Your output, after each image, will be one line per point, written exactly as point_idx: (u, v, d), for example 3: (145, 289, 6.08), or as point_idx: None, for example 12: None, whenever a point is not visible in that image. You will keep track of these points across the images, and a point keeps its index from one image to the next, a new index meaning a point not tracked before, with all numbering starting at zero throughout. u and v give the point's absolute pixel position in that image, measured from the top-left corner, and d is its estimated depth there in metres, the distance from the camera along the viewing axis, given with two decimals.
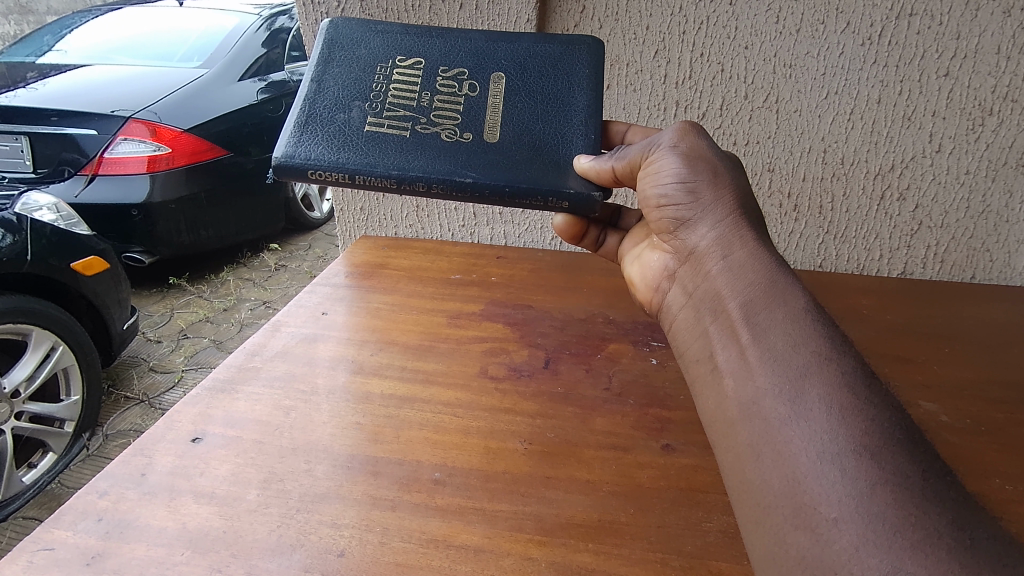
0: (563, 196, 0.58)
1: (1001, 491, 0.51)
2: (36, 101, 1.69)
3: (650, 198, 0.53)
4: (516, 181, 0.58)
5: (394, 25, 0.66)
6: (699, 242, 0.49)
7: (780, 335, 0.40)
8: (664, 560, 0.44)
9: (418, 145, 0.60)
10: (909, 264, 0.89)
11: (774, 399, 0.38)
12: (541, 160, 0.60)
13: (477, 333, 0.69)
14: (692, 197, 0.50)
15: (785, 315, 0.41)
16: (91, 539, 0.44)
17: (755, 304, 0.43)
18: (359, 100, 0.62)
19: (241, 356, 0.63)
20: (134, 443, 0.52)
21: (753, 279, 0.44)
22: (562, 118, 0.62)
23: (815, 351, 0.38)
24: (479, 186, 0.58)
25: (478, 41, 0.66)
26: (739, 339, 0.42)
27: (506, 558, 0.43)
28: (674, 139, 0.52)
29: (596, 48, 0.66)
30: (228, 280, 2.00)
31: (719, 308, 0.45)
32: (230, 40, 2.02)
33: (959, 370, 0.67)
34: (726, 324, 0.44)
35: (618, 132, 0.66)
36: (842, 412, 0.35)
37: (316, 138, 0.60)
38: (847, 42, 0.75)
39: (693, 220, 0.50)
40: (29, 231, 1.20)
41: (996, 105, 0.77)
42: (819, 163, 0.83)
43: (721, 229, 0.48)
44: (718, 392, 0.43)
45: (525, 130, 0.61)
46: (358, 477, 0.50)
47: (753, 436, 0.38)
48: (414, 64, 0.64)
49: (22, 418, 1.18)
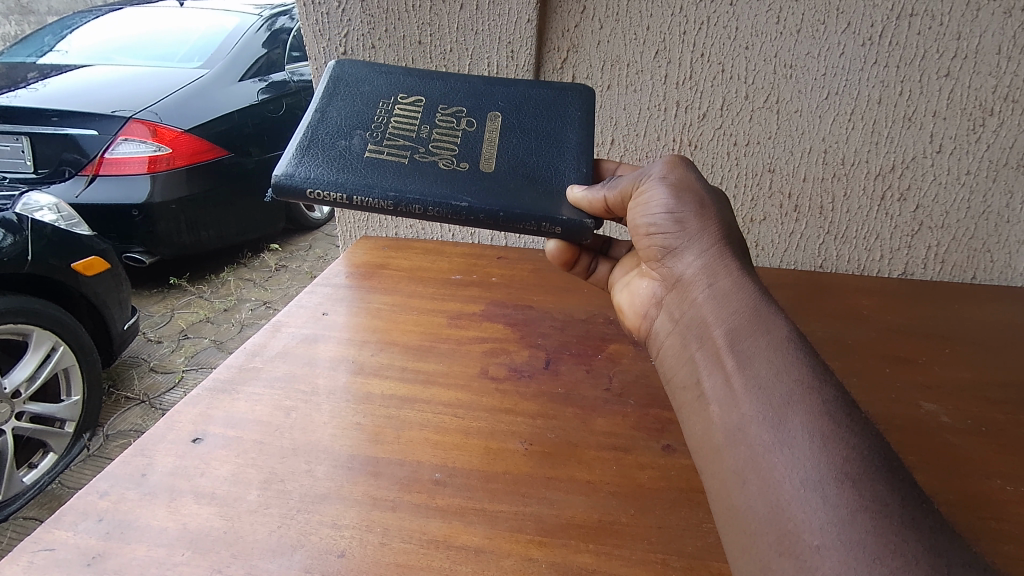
0: (556, 222, 0.57)
1: (1002, 492, 0.51)
2: (37, 102, 1.69)
3: (639, 226, 0.53)
4: (511, 206, 0.57)
5: (397, 67, 0.68)
6: (686, 271, 0.49)
7: (764, 361, 0.40)
8: (664, 561, 0.44)
9: (416, 171, 0.59)
10: (909, 265, 0.89)
11: (759, 426, 0.37)
12: (534, 189, 0.59)
13: (478, 334, 0.69)
14: (678, 226, 0.50)
15: (768, 342, 0.41)
16: (91, 539, 0.44)
17: (740, 331, 0.42)
18: (360, 129, 0.62)
19: (241, 356, 0.63)
20: (134, 443, 0.52)
21: (738, 307, 0.44)
22: (555, 154, 0.63)
23: (798, 379, 0.38)
24: (475, 210, 0.57)
25: (477, 84, 0.68)
26: (723, 366, 0.42)
27: (506, 559, 0.43)
28: (663, 171, 0.53)
29: (587, 94, 0.68)
30: (229, 281, 2.00)
31: (705, 334, 0.45)
32: (230, 41, 2.02)
33: (959, 371, 0.67)
34: (711, 351, 0.44)
35: (608, 171, 0.65)
36: (824, 439, 0.35)
37: (317, 161, 0.59)
38: (847, 43, 0.75)
39: (680, 248, 0.50)
40: (29, 232, 1.20)
41: (996, 106, 0.77)
42: (819, 163, 0.83)
43: (706, 257, 0.48)
44: (704, 418, 0.42)
45: (520, 162, 0.62)
46: (358, 477, 0.50)
47: (739, 463, 0.38)
48: (415, 101, 0.65)
49: (23, 418, 1.18)
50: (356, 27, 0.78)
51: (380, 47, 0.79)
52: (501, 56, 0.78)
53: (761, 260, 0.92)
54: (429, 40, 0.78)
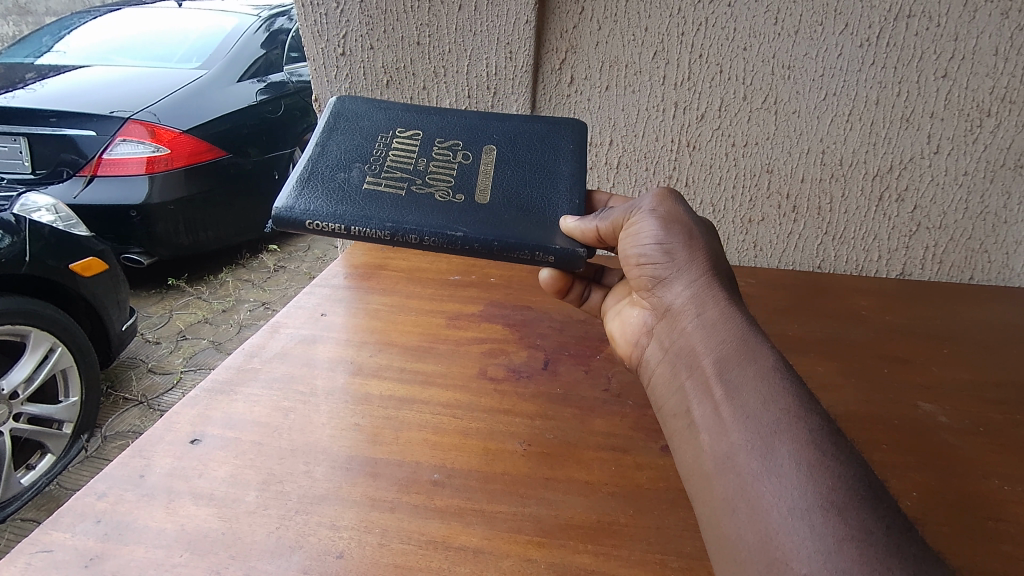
0: (549, 250, 0.57)
1: (1000, 492, 0.51)
2: (35, 102, 1.69)
3: (630, 256, 0.52)
4: (505, 236, 0.57)
5: (396, 103, 0.69)
6: (675, 301, 0.49)
7: (752, 391, 0.39)
8: (663, 562, 0.44)
9: (413, 202, 0.58)
10: (907, 266, 0.89)
11: (747, 454, 0.37)
12: (528, 220, 0.59)
13: (476, 335, 0.69)
14: (667, 256, 0.50)
15: (756, 371, 0.40)
16: (89, 541, 0.43)
17: (728, 361, 0.42)
18: (360, 162, 0.62)
19: (239, 357, 0.63)
20: (132, 445, 0.52)
21: (726, 336, 0.43)
22: (548, 185, 0.62)
23: (783, 408, 0.38)
24: (470, 241, 0.56)
25: (473, 119, 0.68)
26: (712, 395, 0.41)
27: (505, 559, 0.43)
28: (653, 204, 0.52)
29: (580, 127, 0.69)
30: (227, 282, 2.00)
31: (694, 363, 0.44)
32: (229, 41, 2.02)
33: (957, 371, 0.67)
34: (701, 380, 0.43)
35: (600, 203, 0.67)
36: (811, 468, 0.34)
37: (317, 193, 0.58)
38: (845, 44, 0.75)
39: (669, 278, 0.50)
40: (27, 233, 1.20)
41: (994, 107, 0.77)
42: (817, 163, 0.83)
43: (695, 287, 0.48)
44: (694, 446, 0.41)
45: (514, 193, 0.61)
46: (357, 479, 0.50)
47: (728, 490, 0.37)
48: (413, 136, 0.65)
49: (21, 420, 1.17)
50: (354, 28, 0.78)
51: (379, 47, 0.79)
52: (499, 56, 0.78)
53: (759, 260, 0.92)
54: (427, 40, 0.78)
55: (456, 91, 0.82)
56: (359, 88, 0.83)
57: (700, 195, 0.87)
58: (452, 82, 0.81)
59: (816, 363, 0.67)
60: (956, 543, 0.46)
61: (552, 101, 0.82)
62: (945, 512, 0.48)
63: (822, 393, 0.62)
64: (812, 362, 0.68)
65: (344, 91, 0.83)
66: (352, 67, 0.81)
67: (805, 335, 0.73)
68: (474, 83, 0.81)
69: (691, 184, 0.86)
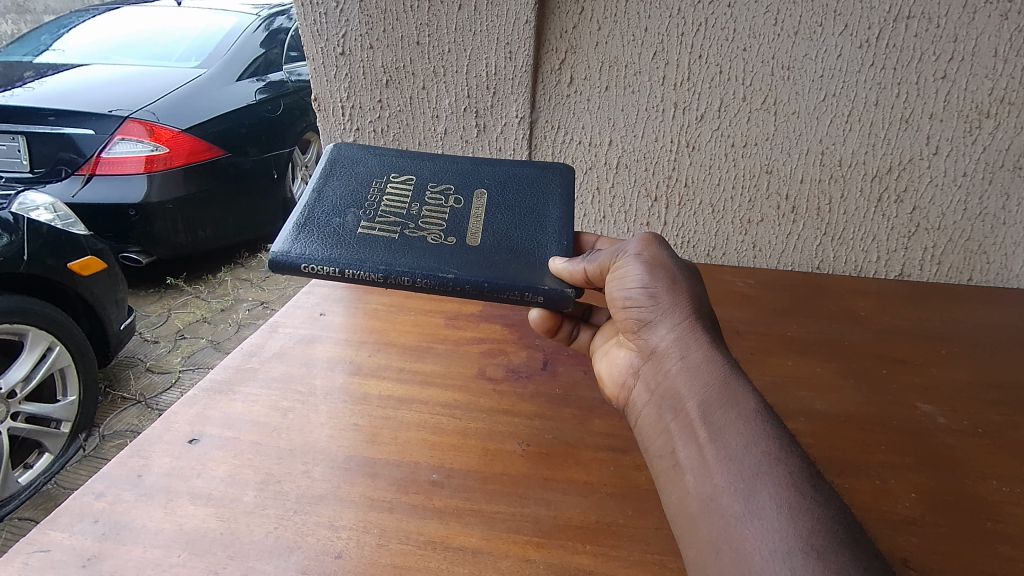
0: (539, 291, 0.55)
1: (999, 493, 0.51)
2: (33, 101, 1.68)
3: (616, 299, 0.51)
4: (496, 277, 0.55)
5: (391, 149, 0.68)
6: (660, 343, 0.48)
7: (735, 434, 0.38)
8: (662, 563, 0.44)
9: (406, 246, 0.57)
10: (906, 267, 0.89)
11: (730, 497, 0.36)
12: (518, 262, 0.57)
13: (475, 335, 0.69)
14: (652, 300, 0.49)
15: (739, 415, 0.39)
16: (86, 541, 0.43)
17: (711, 404, 0.41)
18: (354, 207, 0.60)
19: (238, 357, 0.63)
20: (130, 444, 0.52)
21: (709, 379, 0.42)
22: (538, 228, 0.61)
23: (765, 451, 0.37)
24: (462, 284, 0.54)
25: (464, 164, 0.67)
26: (696, 437, 0.40)
27: (503, 560, 0.43)
28: (638, 248, 0.51)
29: (569, 172, 0.68)
30: (226, 282, 2.01)
31: (679, 406, 0.43)
32: (228, 40, 2.02)
33: (955, 373, 0.67)
34: (685, 423, 0.42)
35: (587, 243, 0.67)
36: (792, 511, 0.34)
37: (313, 238, 0.56)
38: (844, 45, 0.75)
39: (654, 321, 0.48)
40: (25, 232, 1.19)
41: (992, 108, 0.77)
42: (816, 164, 0.83)
43: (679, 330, 0.46)
44: (679, 488, 0.40)
45: (505, 235, 0.59)
46: (355, 479, 0.50)
47: (713, 533, 0.36)
48: (406, 181, 0.64)
49: (18, 419, 1.17)
50: (354, 27, 0.78)
51: (379, 47, 0.79)
52: (499, 56, 0.78)
53: (758, 261, 0.92)
54: (427, 40, 0.78)
55: (455, 90, 0.81)
56: (358, 87, 0.83)
57: (699, 196, 0.87)
58: (452, 82, 0.81)
59: (815, 363, 0.67)
60: (955, 544, 0.46)
61: (552, 101, 0.82)
62: (945, 512, 0.48)
63: (821, 393, 0.62)
64: (811, 363, 0.68)
65: (343, 90, 0.83)
66: (352, 67, 0.81)
67: (804, 336, 0.73)
68: (474, 83, 0.80)
69: (690, 184, 0.86)
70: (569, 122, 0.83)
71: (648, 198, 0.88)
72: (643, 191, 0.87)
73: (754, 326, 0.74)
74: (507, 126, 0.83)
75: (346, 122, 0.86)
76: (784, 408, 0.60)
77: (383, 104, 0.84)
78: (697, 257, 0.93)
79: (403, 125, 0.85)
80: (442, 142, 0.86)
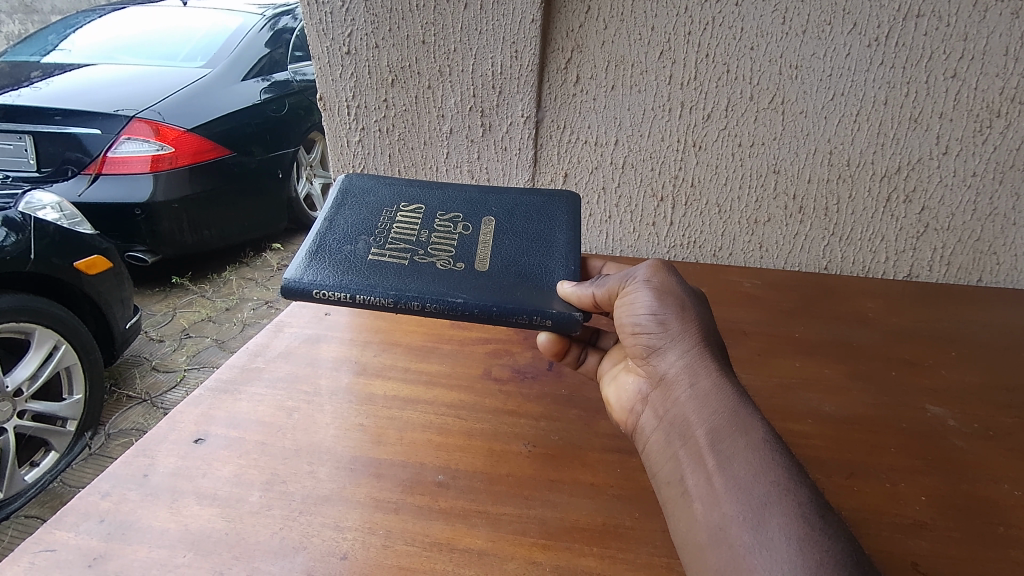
0: (547, 314, 0.54)
1: (1009, 497, 0.50)
2: (40, 101, 1.69)
3: (625, 326, 0.50)
4: (504, 301, 0.54)
5: (401, 178, 0.68)
6: (668, 370, 0.46)
7: (744, 463, 0.38)
8: (669, 565, 0.43)
9: (415, 272, 0.56)
10: (914, 267, 0.88)
11: (739, 527, 0.36)
12: (526, 286, 0.56)
13: (481, 335, 0.69)
14: (661, 326, 0.47)
15: (748, 444, 0.39)
16: (93, 540, 0.43)
17: (720, 432, 0.40)
18: (365, 235, 0.60)
19: (243, 357, 0.63)
20: (135, 444, 0.52)
21: (718, 406, 0.41)
22: (544, 254, 0.60)
23: (774, 481, 0.36)
24: (472, 308, 0.54)
25: (472, 192, 0.67)
26: (704, 464, 0.40)
27: (509, 562, 0.43)
28: (647, 274, 0.51)
29: (575, 200, 0.67)
30: (230, 281, 2.02)
31: (687, 433, 0.42)
32: (233, 40, 2.02)
33: (966, 375, 0.66)
34: (692, 451, 0.41)
35: (594, 268, 0.68)
36: (801, 542, 0.33)
37: (325, 265, 0.56)
38: (854, 44, 0.74)
39: (663, 348, 0.47)
40: (31, 231, 1.19)
41: (1003, 107, 0.76)
42: (825, 164, 0.82)
43: (689, 357, 0.45)
44: (687, 515, 0.39)
45: (513, 261, 0.59)
46: (361, 479, 0.49)
47: (720, 564, 0.36)
48: (416, 210, 0.64)
49: (24, 417, 1.17)
50: (359, 26, 0.78)
51: (384, 46, 0.79)
52: (505, 56, 0.78)
53: (765, 261, 0.91)
54: (433, 39, 0.78)
55: (461, 90, 0.81)
56: (364, 87, 0.82)
57: (706, 196, 0.86)
58: (457, 80, 0.81)
59: (823, 364, 0.67)
60: (966, 548, 0.45)
61: (559, 100, 0.82)
62: (954, 517, 0.48)
63: (830, 395, 0.62)
64: (819, 364, 0.67)
65: (349, 90, 0.83)
66: (358, 66, 0.81)
67: (812, 338, 0.72)
68: (479, 83, 0.80)
69: (697, 184, 0.85)
70: (575, 122, 0.83)
71: (653, 198, 0.87)
72: (649, 191, 0.87)
73: (761, 326, 0.74)
74: (513, 126, 0.83)
75: (351, 122, 0.86)
76: (791, 410, 0.59)
77: (387, 103, 0.83)
78: (704, 257, 0.92)
79: (408, 125, 0.85)
80: (448, 142, 0.85)
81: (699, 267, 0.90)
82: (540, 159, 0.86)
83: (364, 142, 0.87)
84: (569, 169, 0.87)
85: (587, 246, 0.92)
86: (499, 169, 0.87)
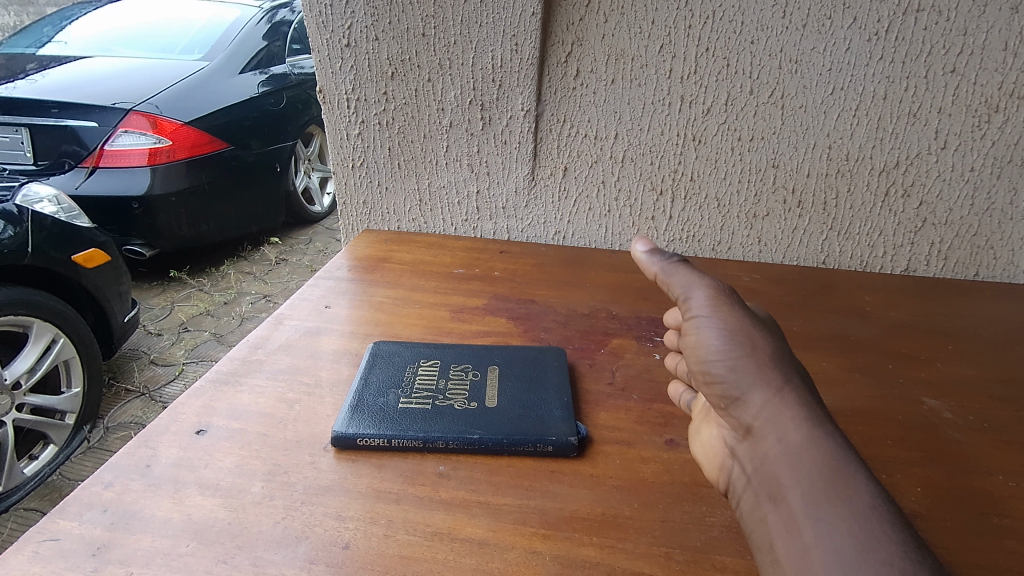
0: (548, 439, 0.52)
1: (1005, 488, 0.51)
2: (36, 93, 1.68)
3: (699, 369, 0.47)
4: (508, 432, 0.52)
5: None
6: (753, 422, 0.44)
7: (847, 538, 0.36)
8: (669, 555, 0.43)
9: None
10: (912, 262, 0.89)
11: None
12: (528, 415, 0.54)
13: (481, 328, 0.70)
14: (736, 373, 0.45)
15: (850, 516, 0.37)
16: (96, 530, 0.43)
17: (817, 501, 0.39)
18: (394, 386, 0.58)
19: (244, 349, 0.63)
20: (137, 435, 0.52)
21: (813, 471, 0.40)
22: (542, 389, 0.58)
23: (884, 559, 0.35)
24: (488, 441, 0.51)
25: None
26: (802, 535, 0.38)
27: (510, 551, 0.43)
28: (708, 307, 0.47)
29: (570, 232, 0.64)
30: (228, 275, 2.03)
31: (779, 495, 0.41)
32: (231, 33, 2.02)
33: (962, 368, 0.67)
34: (788, 517, 0.40)
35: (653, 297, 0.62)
36: None
37: None
38: (853, 38, 0.74)
39: (744, 396, 0.45)
40: (29, 224, 1.19)
41: (1002, 102, 0.76)
42: (824, 159, 0.82)
43: (772, 407, 0.43)
44: None
45: (511, 398, 0.57)
46: (363, 470, 0.50)
47: None
48: None
49: (23, 410, 1.17)
50: (359, 19, 0.79)
51: (384, 39, 0.80)
52: (505, 49, 0.78)
53: (763, 256, 0.91)
54: (433, 31, 0.78)
55: (461, 83, 0.81)
56: (363, 79, 0.83)
57: (705, 190, 0.87)
58: (457, 74, 0.81)
59: (821, 357, 0.67)
60: (961, 538, 0.45)
61: (558, 93, 0.82)
62: (952, 508, 0.48)
63: (828, 388, 0.62)
64: (817, 357, 0.67)
65: (348, 83, 0.83)
66: (357, 59, 0.81)
67: (810, 331, 0.73)
68: (479, 76, 0.80)
69: (696, 178, 0.86)
70: (575, 115, 0.83)
71: (653, 192, 0.87)
72: (648, 185, 0.87)
73: None
74: (512, 119, 0.83)
75: (351, 115, 0.86)
76: None
77: (387, 96, 0.84)
78: (702, 251, 0.92)
79: (408, 118, 0.85)
80: (447, 135, 0.85)
81: (698, 261, 0.90)
82: (539, 153, 0.86)
83: (363, 135, 0.87)
84: (568, 163, 0.86)
85: (586, 241, 0.93)
86: (498, 163, 0.87)
